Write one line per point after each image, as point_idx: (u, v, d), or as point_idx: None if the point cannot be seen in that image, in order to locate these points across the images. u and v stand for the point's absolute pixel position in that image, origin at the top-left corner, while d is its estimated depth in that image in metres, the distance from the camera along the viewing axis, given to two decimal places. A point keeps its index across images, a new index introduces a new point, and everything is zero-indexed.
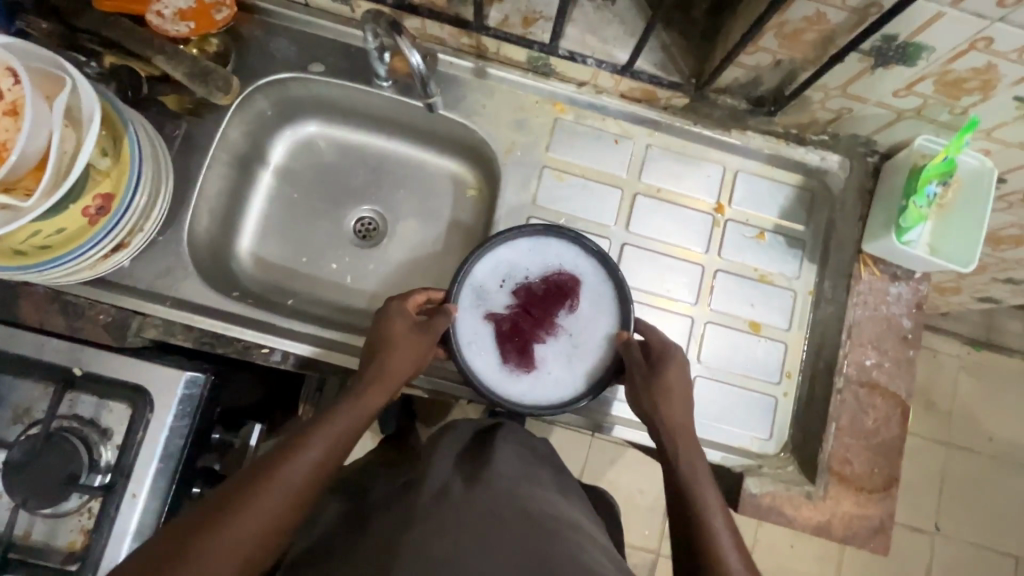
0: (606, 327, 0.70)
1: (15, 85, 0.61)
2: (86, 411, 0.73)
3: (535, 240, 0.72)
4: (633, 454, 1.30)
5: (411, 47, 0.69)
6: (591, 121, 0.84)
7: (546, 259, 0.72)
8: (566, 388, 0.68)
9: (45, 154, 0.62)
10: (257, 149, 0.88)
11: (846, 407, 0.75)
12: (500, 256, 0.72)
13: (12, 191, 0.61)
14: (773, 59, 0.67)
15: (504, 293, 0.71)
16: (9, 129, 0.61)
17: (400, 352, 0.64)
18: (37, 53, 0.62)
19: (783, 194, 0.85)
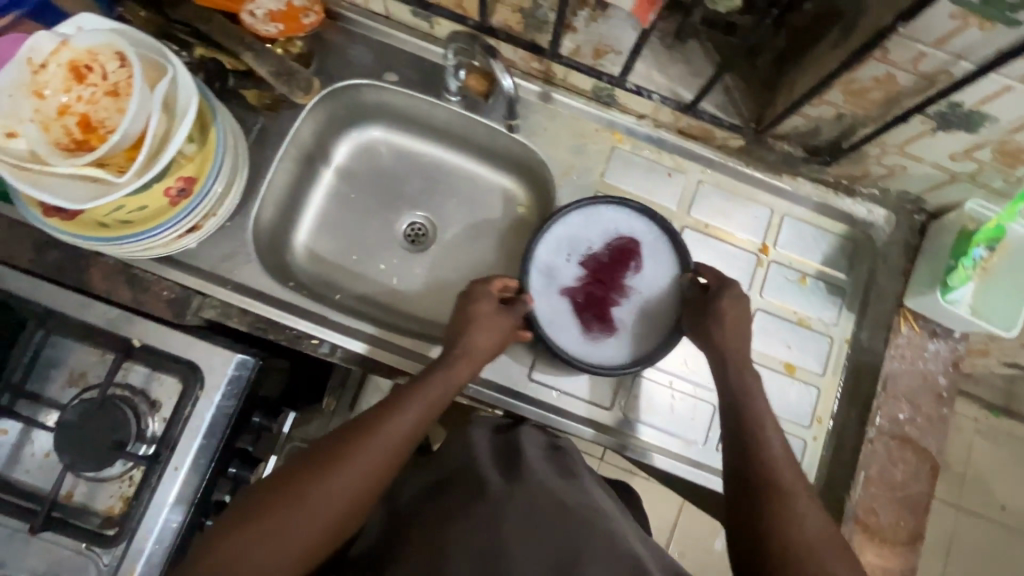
0: (668, 275, 0.78)
1: (120, 69, 0.66)
2: (137, 380, 0.76)
3: (588, 211, 0.79)
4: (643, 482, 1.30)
5: (503, 70, 0.74)
6: (648, 153, 0.86)
7: (608, 229, 0.79)
8: (646, 343, 0.77)
9: (141, 136, 0.65)
10: (322, 148, 0.92)
11: (876, 457, 0.76)
12: (558, 235, 0.79)
13: (106, 166, 0.64)
14: (835, 113, 0.70)
15: (571, 267, 0.78)
16: (110, 108, 0.66)
17: (480, 330, 0.72)
18: (144, 40, 0.66)
19: (827, 242, 0.87)
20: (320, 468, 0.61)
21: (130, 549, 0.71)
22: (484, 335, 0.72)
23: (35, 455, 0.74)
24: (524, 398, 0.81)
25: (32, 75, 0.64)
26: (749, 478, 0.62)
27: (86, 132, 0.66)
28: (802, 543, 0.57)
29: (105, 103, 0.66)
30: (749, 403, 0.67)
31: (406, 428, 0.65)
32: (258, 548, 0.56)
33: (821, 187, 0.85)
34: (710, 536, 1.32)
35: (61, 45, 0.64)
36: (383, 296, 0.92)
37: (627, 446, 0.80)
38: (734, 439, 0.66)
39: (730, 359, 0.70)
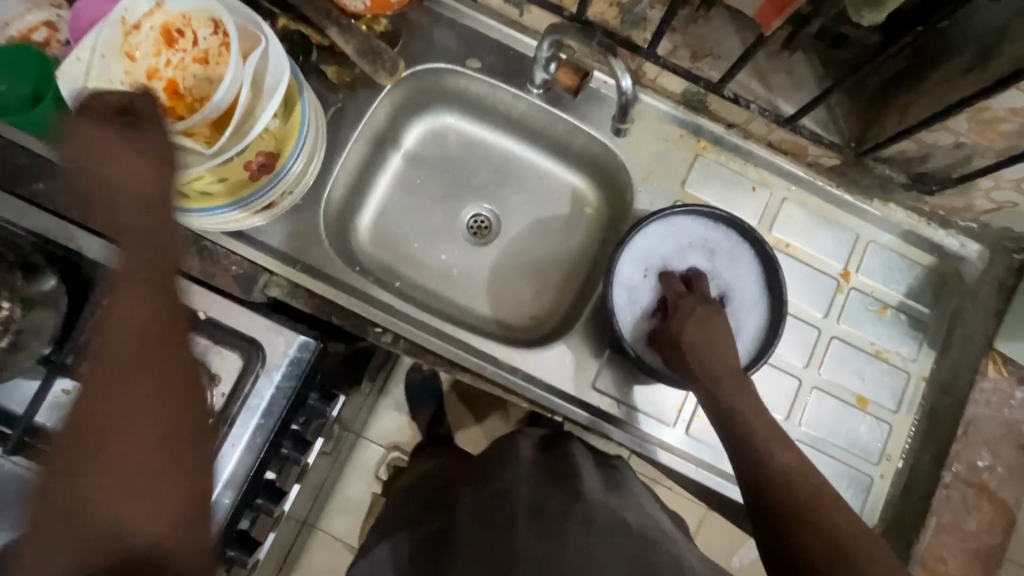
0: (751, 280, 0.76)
1: (211, 36, 0.65)
2: (196, 351, 0.73)
3: (663, 224, 0.77)
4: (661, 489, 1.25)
5: (623, 68, 0.69)
6: (734, 164, 0.83)
7: (680, 237, 0.77)
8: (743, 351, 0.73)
9: (228, 109, 0.64)
10: (393, 130, 0.89)
11: (949, 504, 0.72)
12: (636, 248, 0.76)
13: (192, 137, 0.63)
14: (954, 141, 0.65)
15: (650, 280, 0.76)
16: (198, 77, 0.66)
17: (99, 159, 0.48)
18: (240, 9, 0.63)
19: (912, 273, 0.82)
20: (108, 415, 0.45)
21: None
22: (107, 166, 0.48)
23: None
24: (584, 405, 0.78)
25: (124, 36, 0.62)
26: (768, 497, 0.56)
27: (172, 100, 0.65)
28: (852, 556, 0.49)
29: (193, 71, 0.66)
30: (745, 413, 0.61)
31: (141, 304, 0.48)
32: (86, 512, 0.43)
33: (913, 215, 0.81)
34: (728, 553, 1.26)
35: (157, 8, 0.63)
36: (442, 288, 0.90)
37: (685, 465, 0.78)
38: (742, 458, 0.59)
39: (709, 379, 0.63)
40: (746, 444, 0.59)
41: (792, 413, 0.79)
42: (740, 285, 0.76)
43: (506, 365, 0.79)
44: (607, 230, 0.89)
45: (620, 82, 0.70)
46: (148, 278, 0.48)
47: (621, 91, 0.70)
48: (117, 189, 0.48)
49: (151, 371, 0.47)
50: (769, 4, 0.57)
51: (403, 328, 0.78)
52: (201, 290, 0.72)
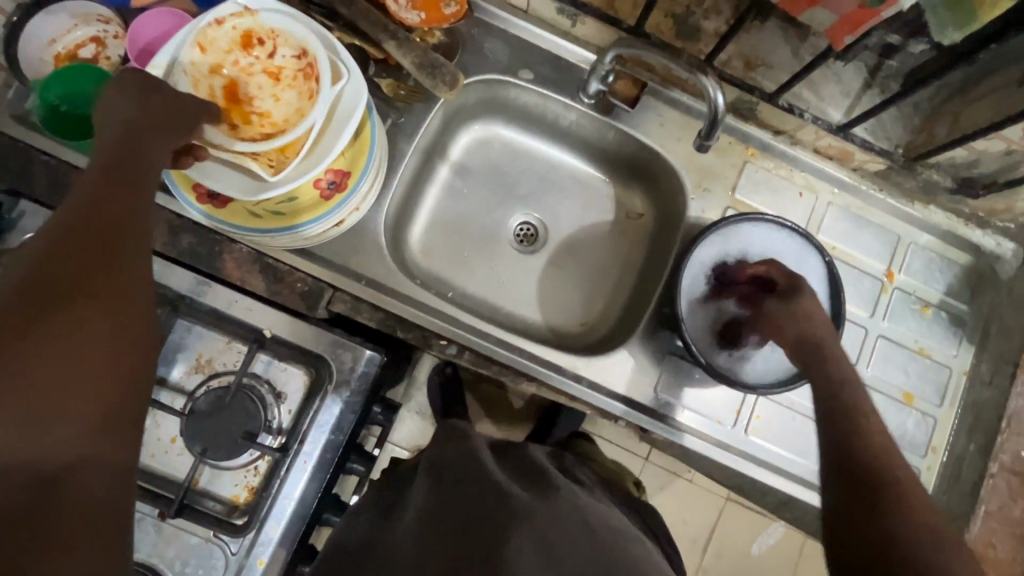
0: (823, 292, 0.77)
1: (290, 57, 0.64)
2: (261, 369, 0.75)
3: (725, 230, 0.79)
4: (682, 482, 1.22)
5: (714, 85, 0.69)
6: (781, 171, 0.85)
7: (747, 247, 0.79)
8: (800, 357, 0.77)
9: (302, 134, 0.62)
10: (441, 142, 0.89)
11: (997, 493, 0.78)
12: (698, 257, 0.79)
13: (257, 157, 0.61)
14: (1005, 147, 0.68)
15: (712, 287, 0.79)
16: (263, 88, 0.65)
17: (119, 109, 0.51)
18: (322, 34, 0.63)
19: (952, 272, 0.85)
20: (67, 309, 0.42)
21: (259, 540, 0.71)
22: (110, 104, 0.51)
23: (161, 440, 0.73)
24: (646, 409, 0.80)
25: (201, 29, 0.60)
26: (849, 469, 0.51)
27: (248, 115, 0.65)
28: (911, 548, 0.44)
29: (267, 86, 0.65)
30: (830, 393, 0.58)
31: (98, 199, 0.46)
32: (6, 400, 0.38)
33: (952, 217, 0.84)
34: (749, 540, 1.21)
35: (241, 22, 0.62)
36: (496, 297, 0.91)
37: (744, 463, 0.81)
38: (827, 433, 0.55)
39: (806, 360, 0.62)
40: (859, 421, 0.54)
41: None
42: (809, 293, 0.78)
43: (569, 373, 0.80)
44: (655, 236, 0.91)
45: (712, 98, 0.70)
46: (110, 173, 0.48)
47: (710, 104, 0.70)
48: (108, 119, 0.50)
49: (111, 274, 0.44)
50: (841, 22, 0.59)
51: (468, 339, 0.78)
52: (268, 312, 0.73)
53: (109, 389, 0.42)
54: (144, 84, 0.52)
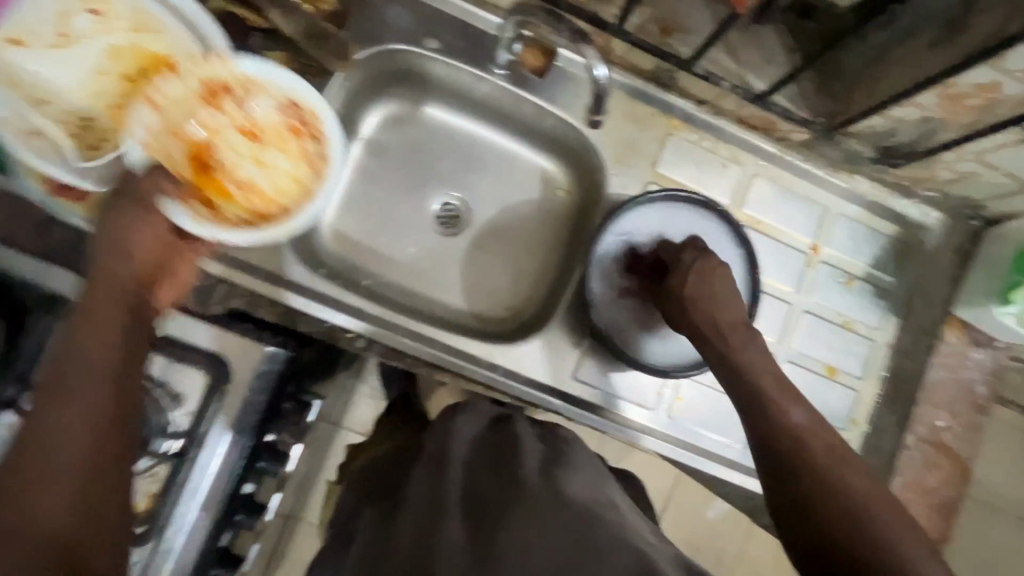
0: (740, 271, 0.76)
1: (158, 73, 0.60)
2: (158, 371, 0.70)
3: (645, 208, 0.76)
4: (632, 459, 1.22)
5: (597, 61, 0.66)
6: (706, 143, 0.81)
7: (668, 225, 0.77)
8: None
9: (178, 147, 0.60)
10: (349, 119, 0.83)
11: (913, 464, 0.78)
12: (619, 229, 0.76)
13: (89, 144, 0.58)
14: (921, 115, 0.65)
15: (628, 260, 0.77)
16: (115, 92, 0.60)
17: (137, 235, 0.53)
18: None
19: (878, 243, 0.83)
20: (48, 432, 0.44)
21: (161, 547, 0.69)
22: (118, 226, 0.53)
23: None
24: (566, 396, 0.78)
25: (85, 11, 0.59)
26: (775, 450, 0.57)
27: (50, 91, 0.57)
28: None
29: (227, 143, 0.63)
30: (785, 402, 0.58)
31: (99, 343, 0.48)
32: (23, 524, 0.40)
33: (877, 186, 0.83)
34: (703, 509, 1.22)
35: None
36: (414, 283, 0.85)
37: (669, 448, 0.79)
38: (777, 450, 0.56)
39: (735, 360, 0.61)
40: (757, 396, 0.59)
41: None
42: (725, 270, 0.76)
43: (486, 363, 0.77)
44: (579, 216, 0.87)
45: (597, 74, 0.66)
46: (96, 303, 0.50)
47: (595, 80, 0.66)
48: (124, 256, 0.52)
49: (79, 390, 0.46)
50: None
51: (376, 333, 0.75)
52: (157, 308, 0.68)
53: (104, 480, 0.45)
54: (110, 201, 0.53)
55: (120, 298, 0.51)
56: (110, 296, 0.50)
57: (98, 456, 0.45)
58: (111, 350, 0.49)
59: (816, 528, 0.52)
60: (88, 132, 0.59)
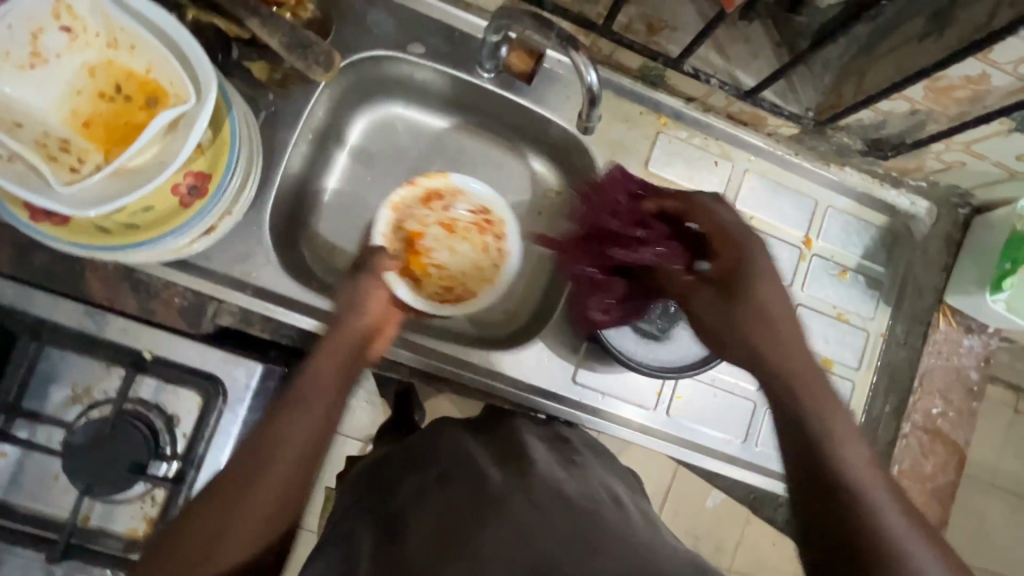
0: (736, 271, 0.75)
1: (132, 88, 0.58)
2: (149, 394, 0.69)
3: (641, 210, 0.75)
4: (631, 453, 1.23)
5: (588, 63, 0.63)
6: (696, 140, 0.81)
7: None
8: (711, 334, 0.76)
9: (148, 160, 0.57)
10: (334, 127, 0.81)
11: (909, 451, 0.79)
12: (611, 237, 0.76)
13: (58, 162, 0.55)
14: (909, 108, 0.66)
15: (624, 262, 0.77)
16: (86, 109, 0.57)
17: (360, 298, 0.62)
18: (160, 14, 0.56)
19: (869, 234, 0.84)
20: (252, 470, 0.50)
21: None
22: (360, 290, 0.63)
23: (41, 478, 0.68)
24: (566, 400, 0.78)
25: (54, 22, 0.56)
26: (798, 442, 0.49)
27: (26, 113, 0.56)
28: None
29: (442, 244, 0.83)
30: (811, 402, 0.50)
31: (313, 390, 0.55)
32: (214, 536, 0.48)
33: (866, 177, 0.83)
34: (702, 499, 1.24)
35: (57, 3, 0.55)
36: None
37: (670, 446, 0.80)
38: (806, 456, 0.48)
39: (765, 328, 0.55)
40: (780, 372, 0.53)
41: (765, 382, 0.81)
42: None
43: (484, 370, 0.77)
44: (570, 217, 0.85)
45: (586, 77, 0.64)
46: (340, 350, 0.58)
47: (585, 84, 0.64)
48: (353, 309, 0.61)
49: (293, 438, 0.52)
50: None
51: None
52: (143, 329, 0.67)
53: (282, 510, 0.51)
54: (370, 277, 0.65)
55: (348, 364, 0.58)
56: (346, 359, 0.58)
57: (288, 496, 0.51)
58: (326, 404, 0.55)
59: (841, 543, 0.45)
60: (65, 153, 0.56)
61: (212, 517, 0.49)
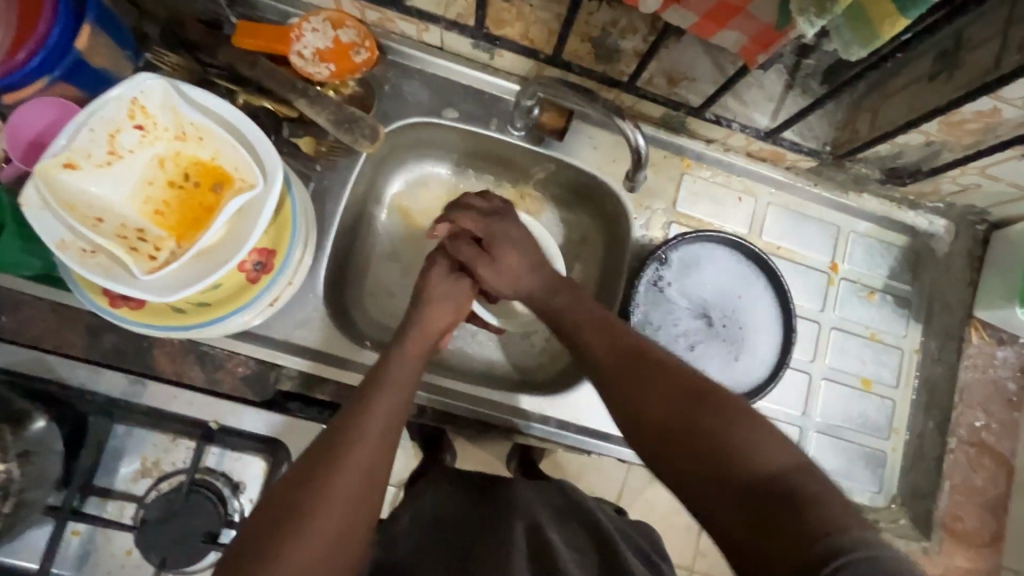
0: (762, 301, 0.81)
1: (200, 176, 0.62)
2: (214, 462, 0.72)
3: (682, 253, 0.81)
4: None
5: (635, 129, 0.70)
6: (719, 178, 0.85)
7: (700, 268, 0.81)
8: (762, 362, 0.80)
9: (219, 239, 0.60)
10: (373, 191, 0.85)
11: (959, 467, 0.82)
12: (653, 277, 0.80)
13: (138, 252, 0.59)
14: (925, 139, 0.70)
15: (666, 298, 0.80)
16: (162, 199, 0.62)
17: (445, 303, 0.71)
18: (220, 104, 0.59)
19: (891, 255, 0.87)
20: (348, 439, 0.56)
21: None
22: (440, 292, 0.72)
23: (114, 555, 0.69)
24: (617, 439, 0.80)
25: (129, 116, 0.59)
26: (607, 372, 0.59)
27: (105, 208, 0.60)
28: (757, 469, 0.47)
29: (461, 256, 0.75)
30: (590, 343, 0.62)
31: (400, 375, 0.63)
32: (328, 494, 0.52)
33: (885, 202, 0.86)
34: None
35: (132, 105, 0.59)
36: (452, 341, 0.86)
37: None
38: (607, 386, 0.59)
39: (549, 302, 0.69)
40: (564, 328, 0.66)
41: (807, 407, 0.83)
42: (752, 308, 0.81)
43: (538, 416, 0.80)
44: (604, 258, 0.86)
45: (632, 140, 0.70)
46: (415, 338, 0.68)
47: (633, 147, 0.70)
48: (439, 302, 0.72)
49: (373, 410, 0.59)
50: (752, 42, 0.57)
51: (432, 400, 0.78)
52: (207, 401, 0.69)
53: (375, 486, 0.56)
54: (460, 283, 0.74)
55: (426, 349, 0.68)
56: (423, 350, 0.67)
57: (386, 456, 0.58)
58: (410, 384, 0.64)
59: (666, 437, 0.52)
60: (143, 242, 0.60)
61: (324, 480, 0.53)
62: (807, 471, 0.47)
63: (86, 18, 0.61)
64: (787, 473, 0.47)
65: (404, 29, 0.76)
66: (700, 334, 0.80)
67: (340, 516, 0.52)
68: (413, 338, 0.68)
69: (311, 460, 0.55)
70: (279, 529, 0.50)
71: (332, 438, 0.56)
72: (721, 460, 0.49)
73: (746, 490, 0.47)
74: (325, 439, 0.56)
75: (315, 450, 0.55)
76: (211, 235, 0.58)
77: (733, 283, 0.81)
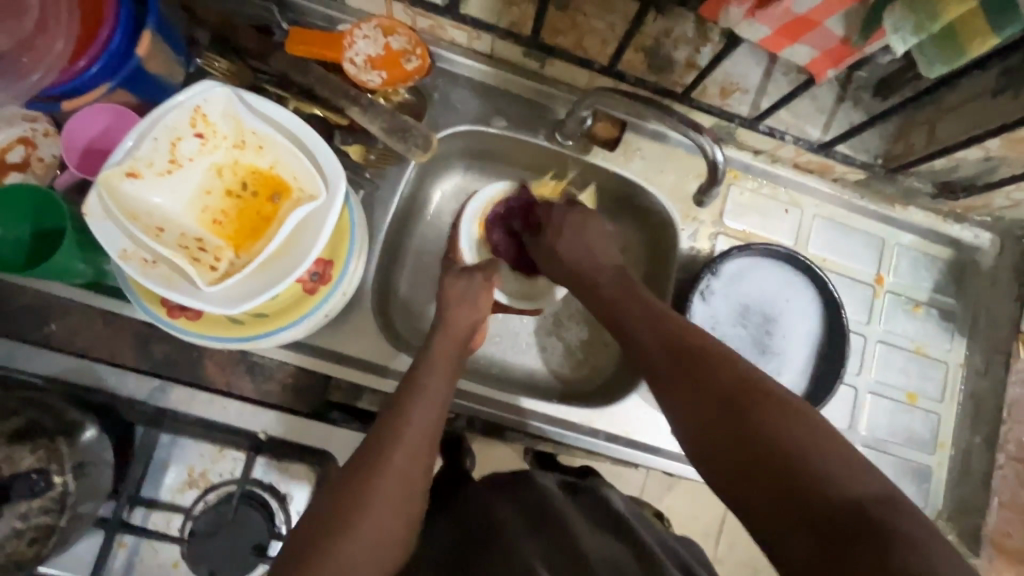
0: (809, 314, 0.81)
1: (257, 185, 0.62)
2: (262, 475, 0.73)
3: (735, 265, 0.80)
4: None
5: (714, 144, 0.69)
6: (765, 190, 0.84)
7: (749, 278, 0.80)
8: (809, 375, 0.80)
9: (278, 246, 0.59)
10: (418, 200, 0.84)
11: (1008, 483, 0.81)
12: (707, 289, 0.79)
13: (199, 261, 0.58)
14: (984, 154, 0.69)
15: (719, 306, 0.80)
16: (222, 208, 0.61)
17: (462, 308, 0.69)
18: (283, 113, 0.59)
19: (935, 268, 0.87)
20: (381, 455, 0.55)
21: None
22: (459, 292, 0.70)
23: (161, 567, 0.69)
24: (664, 452, 0.80)
25: (192, 123, 0.58)
26: (663, 363, 0.58)
27: (165, 217, 0.59)
28: (834, 492, 0.44)
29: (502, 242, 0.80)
30: (646, 339, 0.61)
31: (436, 384, 0.62)
32: (365, 510, 0.52)
33: (932, 215, 0.85)
34: None
35: (194, 114, 0.58)
36: (493, 350, 0.85)
37: None
38: (663, 379, 0.58)
39: (591, 290, 0.70)
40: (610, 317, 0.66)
41: (854, 421, 0.83)
42: (798, 321, 0.81)
43: (586, 429, 0.79)
44: (648, 269, 0.86)
45: (711, 154, 0.69)
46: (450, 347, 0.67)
47: (711, 162, 0.70)
48: (464, 304, 0.70)
49: (408, 422, 0.58)
50: (822, 56, 0.57)
51: (482, 410, 0.78)
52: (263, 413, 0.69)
53: (414, 498, 0.55)
54: (481, 279, 0.72)
55: (458, 352, 0.67)
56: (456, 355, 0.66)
57: (422, 468, 0.57)
58: (444, 391, 0.63)
59: (729, 437, 0.50)
60: (203, 252, 0.59)
61: (363, 496, 0.53)
62: (886, 502, 0.43)
63: (146, 25, 0.60)
64: (869, 503, 0.43)
65: (455, 36, 0.76)
66: (743, 343, 0.80)
67: (382, 532, 0.52)
68: (443, 341, 0.66)
69: (349, 475, 0.55)
70: (319, 546, 0.50)
71: (369, 452, 0.56)
72: (786, 471, 0.46)
73: (813, 510, 0.43)
74: (361, 452, 0.56)
75: (353, 464, 0.55)
76: (272, 246, 0.57)
77: (781, 296, 0.81)
